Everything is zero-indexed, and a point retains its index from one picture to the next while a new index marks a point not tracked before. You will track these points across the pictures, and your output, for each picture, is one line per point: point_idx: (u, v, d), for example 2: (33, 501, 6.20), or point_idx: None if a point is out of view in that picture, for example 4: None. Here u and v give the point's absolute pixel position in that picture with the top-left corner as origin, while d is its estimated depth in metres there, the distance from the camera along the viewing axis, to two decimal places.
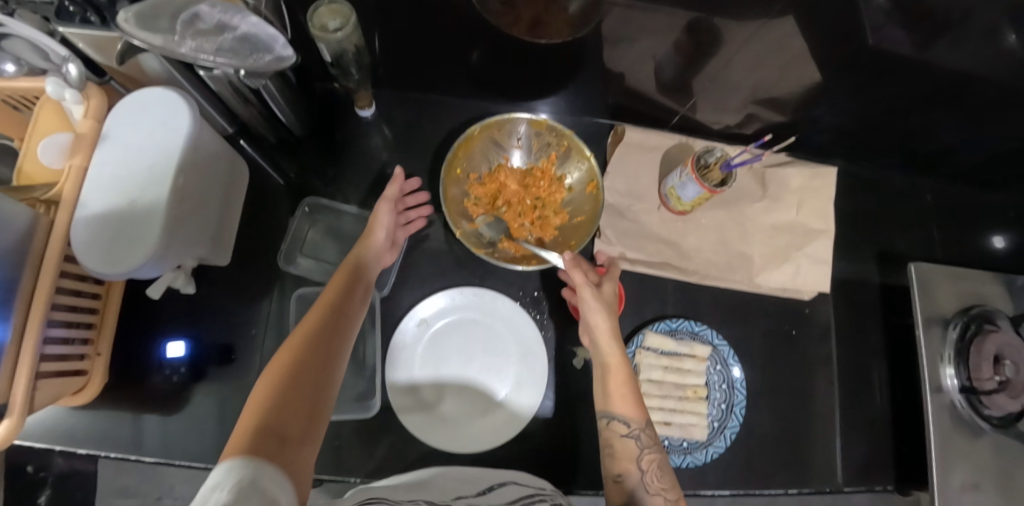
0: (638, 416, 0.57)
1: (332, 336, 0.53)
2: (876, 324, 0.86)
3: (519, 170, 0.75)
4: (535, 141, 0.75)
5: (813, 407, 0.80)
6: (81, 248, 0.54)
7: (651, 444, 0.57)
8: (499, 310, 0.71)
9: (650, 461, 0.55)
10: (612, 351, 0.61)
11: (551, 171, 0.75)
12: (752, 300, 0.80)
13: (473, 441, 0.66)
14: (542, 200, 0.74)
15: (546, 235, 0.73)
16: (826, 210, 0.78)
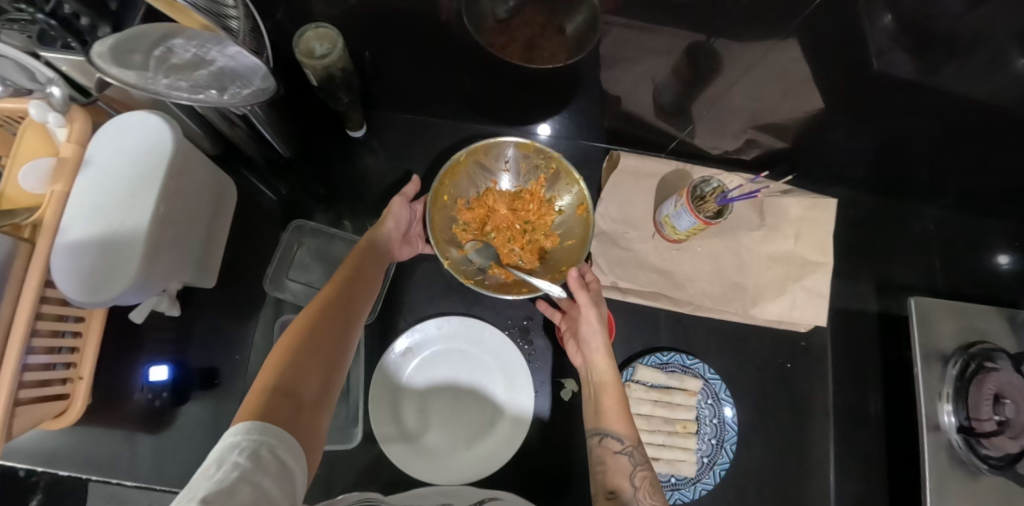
0: (630, 432, 0.57)
1: (344, 313, 0.53)
2: (875, 356, 0.84)
3: (508, 192, 0.74)
4: (524, 163, 0.73)
5: (807, 443, 0.78)
6: (62, 277, 0.53)
7: (643, 461, 0.56)
8: (486, 340, 0.70)
9: (644, 478, 0.54)
10: (606, 368, 0.60)
11: (540, 193, 0.73)
12: (746, 331, 0.78)
13: (458, 473, 0.65)
14: (531, 224, 0.72)
15: (535, 259, 0.71)
16: (824, 242, 0.77)
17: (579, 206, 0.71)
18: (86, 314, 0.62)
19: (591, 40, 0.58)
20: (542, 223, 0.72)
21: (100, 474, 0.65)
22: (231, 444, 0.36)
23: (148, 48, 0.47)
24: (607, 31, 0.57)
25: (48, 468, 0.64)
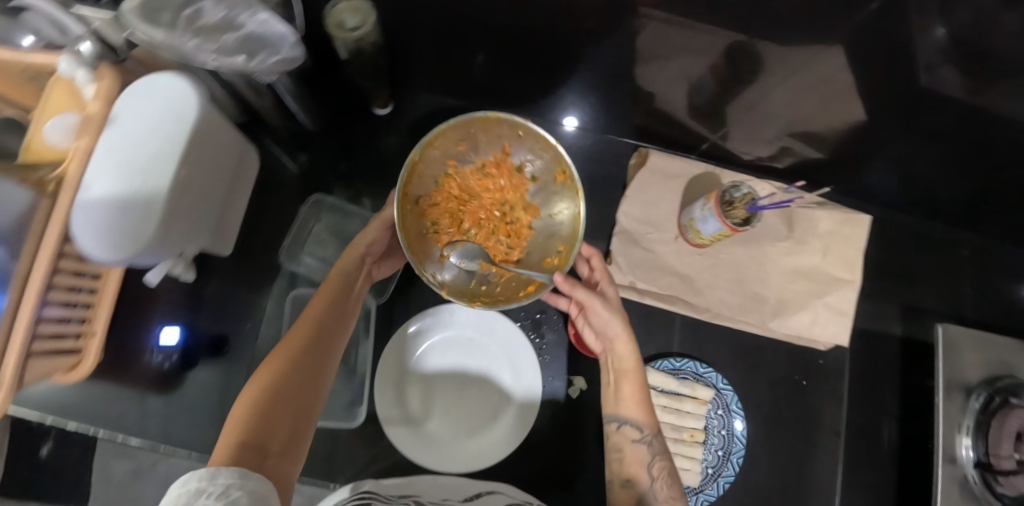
0: (650, 421, 0.55)
1: (320, 344, 0.52)
2: (893, 381, 0.82)
3: (472, 167, 0.59)
4: (484, 133, 0.57)
5: (815, 464, 0.76)
6: (82, 235, 0.53)
7: (662, 451, 0.55)
8: (498, 331, 0.69)
9: (661, 469, 0.53)
10: (628, 356, 0.55)
11: (508, 160, 0.59)
12: (764, 344, 0.76)
13: (459, 460, 0.64)
14: (506, 202, 0.59)
15: (524, 242, 0.59)
16: (853, 259, 0.74)
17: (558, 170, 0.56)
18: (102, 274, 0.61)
19: (628, 34, 0.59)
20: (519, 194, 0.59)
21: (106, 430, 0.66)
22: (196, 489, 0.35)
23: (178, 9, 0.45)
24: (647, 24, 0.56)
25: (57, 421, 0.66)
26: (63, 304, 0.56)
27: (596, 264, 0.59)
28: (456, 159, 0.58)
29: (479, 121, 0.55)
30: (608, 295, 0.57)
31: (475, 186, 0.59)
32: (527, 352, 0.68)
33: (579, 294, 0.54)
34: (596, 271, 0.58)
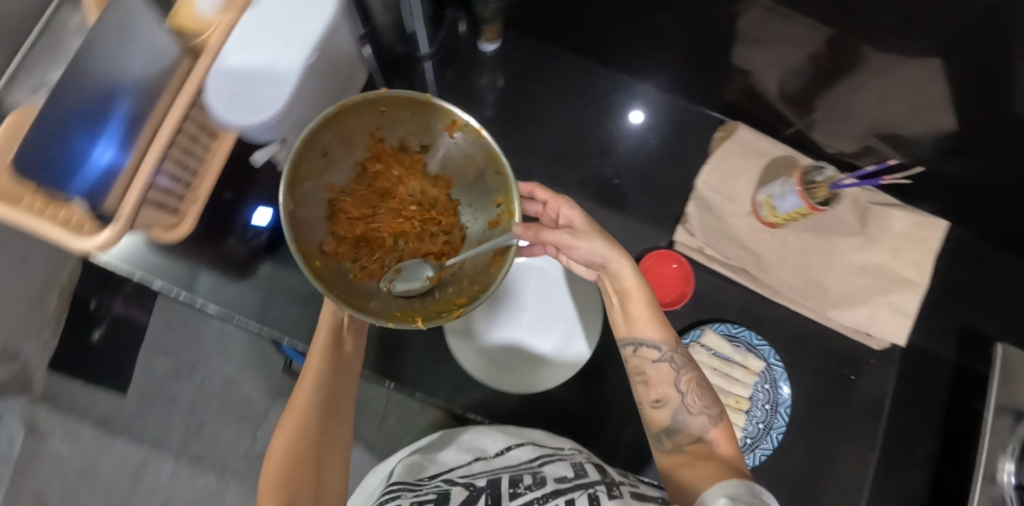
0: (665, 340, 0.55)
1: (333, 396, 0.57)
2: (939, 400, 0.80)
3: (352, 179, 0.57)
4: (346, 139, 0.53)
5: (849, 460, 0.76)
6: (216, 98, 0.57)
7: (686, 365, 0.56)
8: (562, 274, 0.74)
9: (689, 384, 0.55)
10: (628, 269, 0.55)
11: (386, 146, 0.56)
12: (818, 332, 0.76)
13: (475, 369, 0.70)
14: (408, 189, 0.58)
15: (450, 218, 0.59)
16: (923, 263, 0.74)
17: (447, 126, 0.54)
18: (216, 145, 0.63)
19: (730, 16, 0.61)
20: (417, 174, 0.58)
21: (190, 293, 0.70)
22: None
23: None
24: (752, 7, 0.58)
25: (144, 278, 0.70)
26: (174, 164, 0.59)
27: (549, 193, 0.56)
28: (332, 181, 0.55)
29: (338, 125, 0.51)
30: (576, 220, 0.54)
31: (369, 196, 0.58)
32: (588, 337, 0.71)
33: (554, 235, 0.53)
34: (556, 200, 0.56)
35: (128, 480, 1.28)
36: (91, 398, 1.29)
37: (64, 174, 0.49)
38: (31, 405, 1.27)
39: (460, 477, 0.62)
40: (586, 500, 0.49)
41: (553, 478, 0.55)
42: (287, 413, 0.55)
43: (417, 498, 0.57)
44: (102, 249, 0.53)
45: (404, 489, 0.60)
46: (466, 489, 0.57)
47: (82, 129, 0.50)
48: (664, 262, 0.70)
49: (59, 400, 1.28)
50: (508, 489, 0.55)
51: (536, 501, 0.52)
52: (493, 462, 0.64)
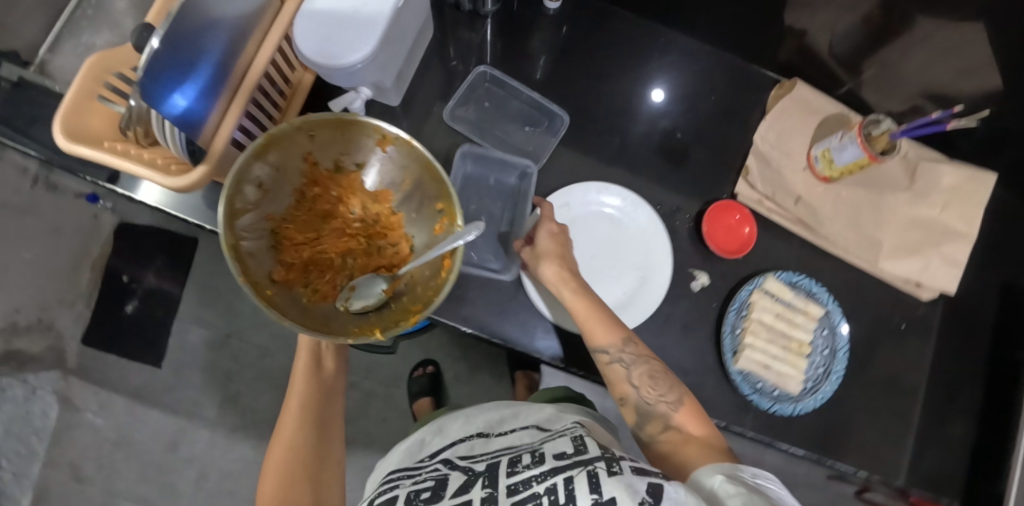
0: (610, 343, 0.59)
1: (314, 416, 0.63)
2: (980, 355, 0.81)
3: (293, 206, 0.58)
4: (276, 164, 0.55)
5: (896, 406, 0.79)
6: (303, 41, 0.58)
7: (636, 357, 0.59)
8: (604, 222, 0.71)
9: (642, 378, 0.58)
10: (575, 287, 0.62)
11: (318, 168, 0.59)
12: (868, 282, 0.78)
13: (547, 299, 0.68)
14: (353, 207, 0.62)
15: (398, 230, 0.62)
16: (974, 216, 0.75)
17: (380, 138, 0.58)
18: (289, 90, 0.67)
19: None
20: (355, 190, 0.62)
21: None
22: None
23: None
24: None
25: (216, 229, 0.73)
26: (257, 107, 0.61)
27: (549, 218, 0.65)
28: (272, 210, 0.56)
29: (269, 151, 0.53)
30: (545, 244, 0.64)
31: (309, 217, 0.60)
32: (662, 285, 0.69)
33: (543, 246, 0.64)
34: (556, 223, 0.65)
35: (163, 450, 1.29)
36: (124, 371, 1.29)
37: (163, 87, 0.48)
38: (64, 378, 1.27)
39: (460, 459, 0.56)
40: (583, 480, 0.43)
41: (551, 456, 0.49)
42: (277, 445, 0.60)
43: (415, 486, 0.50)
44: (192, 185, 0.56)
45: (402, 476, 0.55)
46: (464, 474, 0.51)
47: (171, 75, 0.48)
48: (725, 212, 0.72)
49: (92, 372, 1.28)
50: (506, 470, 0.49)
51: (531, 481, 0.46)
52: (493, 441, 0.59)
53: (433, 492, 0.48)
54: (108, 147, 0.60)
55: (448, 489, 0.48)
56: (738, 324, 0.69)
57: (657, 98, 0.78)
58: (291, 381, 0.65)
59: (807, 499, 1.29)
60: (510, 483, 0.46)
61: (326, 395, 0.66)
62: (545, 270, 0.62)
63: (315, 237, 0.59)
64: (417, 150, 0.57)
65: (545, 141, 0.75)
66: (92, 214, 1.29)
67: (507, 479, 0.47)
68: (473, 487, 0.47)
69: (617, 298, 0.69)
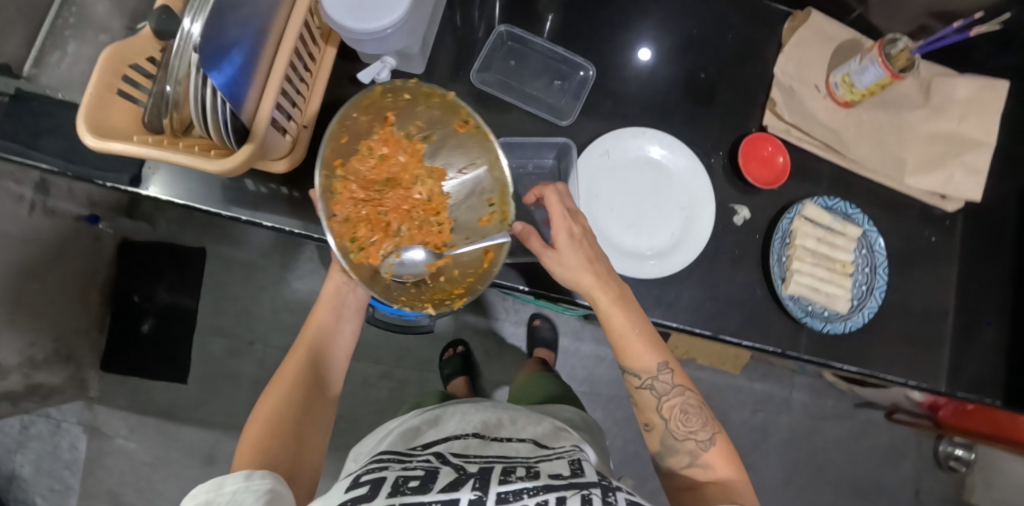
0: (646, 367, 0.60)
1: (309, 380, 0.67)
2: (1008, 258, 0.82)
3: (362, 157, 0.62)
4: (361, 115, 0.60)
5: (935, 317, 0.80)
6: (335, 7, 0.56)
7: (670, 389, 0.60)
8: (647, 170, 0.72)
9: (672, 411, 0.59)
10: (608, 299, 0.60)
11: (391, 131, 0.63)
12: (896, 200, 0.80)
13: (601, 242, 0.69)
14: (414, 175, 0.65)
15: (446, 211, 0.64)
16: (990, 123, 0.76)
17: (458, 120, 0.62)
18: (313, 67, 0.66)
19: None
20: (417, 162, 0.65)
21: (299, 230, 0.73)
22: None
23: None
24: None
25: (254, 218, 0.72)
26: (289, 80, 0.60)
27: (570, 216, 0.60)
28: (344, 156, 0.60)
29: (361, 103, 0.58)
30: (575, 256, 0.59)
31: (374, 177, 0.63)
32: (709, 223, 0.70)
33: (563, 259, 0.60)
34: (577, 220, 0.60)
35: (202, 462, 1.29)
36: (152, 391, 1.31)
37: (213, 62, 0.46)
38: (89, 408, 1.28)
39: (453, 456, 0.62)
40: (577, 501, 0.49)
41: (547, 475, 0.55)
42: (276, 384, 0.66)
43: (405, 472, 0.56)
44: (241, 163, 0.55)
45: (393, 459, 0.60)
46: (455, 473, 0.56)
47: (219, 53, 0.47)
48: (758, 146, 0.74)
49: (116, 399, 1.29)
50: (498, 478, 0.55)
51: (524, 493, 0.51)
52: (489, 445, 0.66)
53: (422, 483, 0.53)
54: (142, 140, 0.58)
55: (437, 484, 0.53)
56: (784, 252, 0.73)
57: (641, 60, 0.76)
58: (303, 332, 0.71)
59: (840, 429, 1.33)
60: (500, 492, 0.52)
61: (325, 361, 0.70)
62: (576, 277, 0.60)
63: (376, 197, 0.62)
64: (491, 145, 0.60)
65: (577, 94, 0.75)
66: (94, 236, 1.22)
67: (498, 486, 0.53)
68: (464, 487, 0.52)
69: (667, 239, 0.71)
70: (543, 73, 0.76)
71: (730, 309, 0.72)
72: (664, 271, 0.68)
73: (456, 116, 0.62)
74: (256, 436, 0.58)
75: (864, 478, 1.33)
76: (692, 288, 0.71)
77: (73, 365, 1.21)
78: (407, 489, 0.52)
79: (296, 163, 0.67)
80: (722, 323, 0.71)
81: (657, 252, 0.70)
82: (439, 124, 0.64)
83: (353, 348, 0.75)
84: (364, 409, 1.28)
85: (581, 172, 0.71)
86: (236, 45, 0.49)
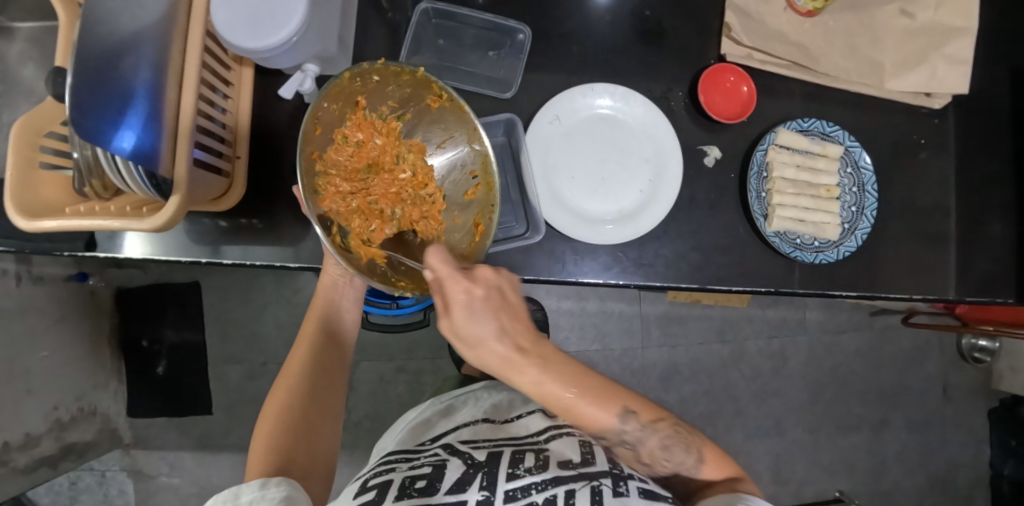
0: (608, 427, 0.54)
1: (315, 372, 0.64)
2: (1004, 148, 0.77)
3: (338, 148, 0.58)
4: (332, 105, 0.55)
5: (937, 223, 0.76)
6: (228, 28, 0.52)
7: (645, 435, 0.55)
8: (613, 121, 0.68)
9: (653, 454, 0.56)
10: (535, 376, 0.50)
11: (364, 114, 0.59)
12: (876, 107, 0.75)
13: (565, 216, 0.64)
14: (396, 156, 0.61)
15: (434, 181, 0.60)
16: (969, 4, 0.69)
17: (431, 97, 0.58)
18: (232, 92, 0.63)
19: None
20: (394, 143, 0.60)
21: (259, 261, 0.67)
22: None
23: None
24: None
25: (213, 258, 0.67)
26: (206, 116, 0.58)
27: (464, 278, 0.47)
28: (318, 149, 0.56)
29: (332, 92, 0.54)
30: (481, 334, 0.48)
31: (355, 165, 0.59)
32: (676, 172, 0.66)
33: (476, 336, 0.48)
34: (476, 280, 0.48)
35: None
36: (183, 426, 1.35)
37: (112, 122, 0.46)
38: (128, 453, 1.33)
39: (462, 444, 0.53)
40: (586, 496, 0.43)
41: (556, 463, 0.48)
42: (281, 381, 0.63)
43: (412, 471, 0.48)
44: (171, 218, 0.52)
45: (399, 459, 0.52)
46: (465, 465, 0.48)
47: (102, 115, 0.46)
48: (718, 78, 0.69)
49: (152, 440, 1.34)
50: (506, 469, 0.47)
51: (532, 487, 0.44)
52: (499, 429, 0.57)
53: (430, 482, 0.46)
54: (74, 211, 0.56)
55: (446, 481, 0.45)
56: (762, 187, 0.69)
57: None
58: (304, 327, 0.67)
59: (859, 339, 1.31)
60: (509, 488, 0.45)
61: (331, 355, 0.67)
62: (487, 358, 0.50)
63: (361, 186, 0.59)
64: (468, 117, 0.56)
65: (514, 60, 0.69)
66: (89, 291, 1.23)
67: (506, 483, 0.45)
68: (471, 484, 0.45)
69: (636, 198, 0.67)
70: (477, 45, 0.70)
71: (713, 257, 0.68)
72: (635, 234, 0.65)
73: (429, 93, 0.57)
74: (264, 443, 0.56)
75: (889, 383, 1.32)
76: (670, 244, 0.68)
77: (100, 417, 1.25)
78: (412, 491, 0.45)
79: (237, 201, 0.65)
80: (709, 274, 0.68)
81: (625, 213, 0.67)
82: (413, 102, 0.59)
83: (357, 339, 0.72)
84: (387, 406, 1.30)
85: (534, 144, 0.66)
86: (136, 91, 0.48)
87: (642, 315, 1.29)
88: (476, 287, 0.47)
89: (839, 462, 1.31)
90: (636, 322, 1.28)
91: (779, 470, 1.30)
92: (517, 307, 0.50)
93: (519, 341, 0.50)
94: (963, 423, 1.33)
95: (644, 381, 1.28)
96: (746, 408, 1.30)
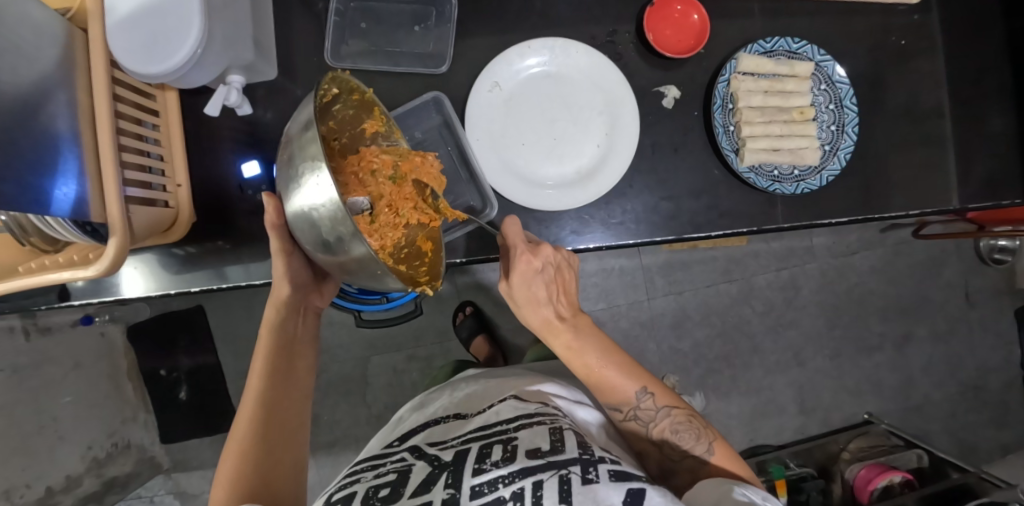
0: (625, 400, 0.57)
1: (270, 411, 0.57)
2: (993, 34, 0.70)
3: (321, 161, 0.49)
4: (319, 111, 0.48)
5: (931, 127, 0.70)
6: (129, 58, 0.50)
7: (658, 415, 0.57)
8: (550, 81, 0.64)
9: (663, 436, 0.57)
10: (568, 341, 0.57)
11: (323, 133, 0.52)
12: (848, 11, 0.69)
13: (517, 184, 0.61)
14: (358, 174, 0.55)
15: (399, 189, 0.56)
16: None
17: (369, 120, 0.57)
18: (161, 121, 0.61)
19: None
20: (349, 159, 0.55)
21: (226, 283, 0.65)
22: None
23: None
24: None
25: (181, 288, 0.65)
26: (137, 151, 0.56)
27: (530, 253, 0.54)
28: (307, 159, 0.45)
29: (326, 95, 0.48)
30: (535, 295, 0.56)
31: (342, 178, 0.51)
32: (633, 119, 0.62)
33: (530, 294, 0.55)
34: (539, 256, 0.54)
35: None
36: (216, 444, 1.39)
37: (45, 178, 0.45)
38: (169, 477, 1.38)
39: (431, 445, 0.52)
40: (555, 487, 0.42)
41: (524, 452, 0.46)
42: (230, 447, 0.54)
43: (376, 480, 0.47)
44: (114, 261, 0.50)
45: (365, 467, 0.51)
46: (429, 466, 0.48)
47: (41, 167, 0.45)
48: (664, 11, 0.64)
49: (190, 461, 1.39)
50: (472, 464, 0.46)
51: (499, 482, 0.43)
52: (469, 423, 0.56)
53: (393, 489, 0.45)
54: (26, 270, 0.55)
55: (410, 486, 0.45)
56: (729, 120, 0.65)
57: None
58: (249, 380, 0.58)
59: (872, 256, 1.27)
60: (475, 484, 0.44)
61: (289, 390, 0.60)
62: (531, 316, 0.57)
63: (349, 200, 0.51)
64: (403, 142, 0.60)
65: (443, 33, 0.64)
66: (99, 331, 1.25)
67: (471, 479, 0.44)
68: (437, 485, 0.44)
69: (593, 154, 0.64)
70: (403, 21, 0.66)
71: (688, 204, 0.65)
72: (597, 192, 0.61)
73: (369, 116, 0.57)
74: None
75: (908, 295, 1.28)
76: (639, 198, 0.64)
77: (135, 449, 1.29)
78: (376, 501, 0.44)
79: (187, 230, 0.64)
80: (684, 222, 0.65)
81: (583, 171, 0.64)
82: (352, 122, 0.56)
83: (313, 383, 0.64)
84: (404, 397, 1.31)
85: (475, 118, 0.62)
86: (61, 140, 0.47)
87: (644, 267, 1.25)
88: (541, 259, 0.54)
89: (865, 383, 1.28)
90: (638, 275, 1.25)
91: (805, 401, 1.27)
92: (569, 283, 0.58)
93: (567, 307, 0.58)
94: (989, 326, 1.29)
95: (655, 334, 1.25)
96: (763, 344, 1.27)
